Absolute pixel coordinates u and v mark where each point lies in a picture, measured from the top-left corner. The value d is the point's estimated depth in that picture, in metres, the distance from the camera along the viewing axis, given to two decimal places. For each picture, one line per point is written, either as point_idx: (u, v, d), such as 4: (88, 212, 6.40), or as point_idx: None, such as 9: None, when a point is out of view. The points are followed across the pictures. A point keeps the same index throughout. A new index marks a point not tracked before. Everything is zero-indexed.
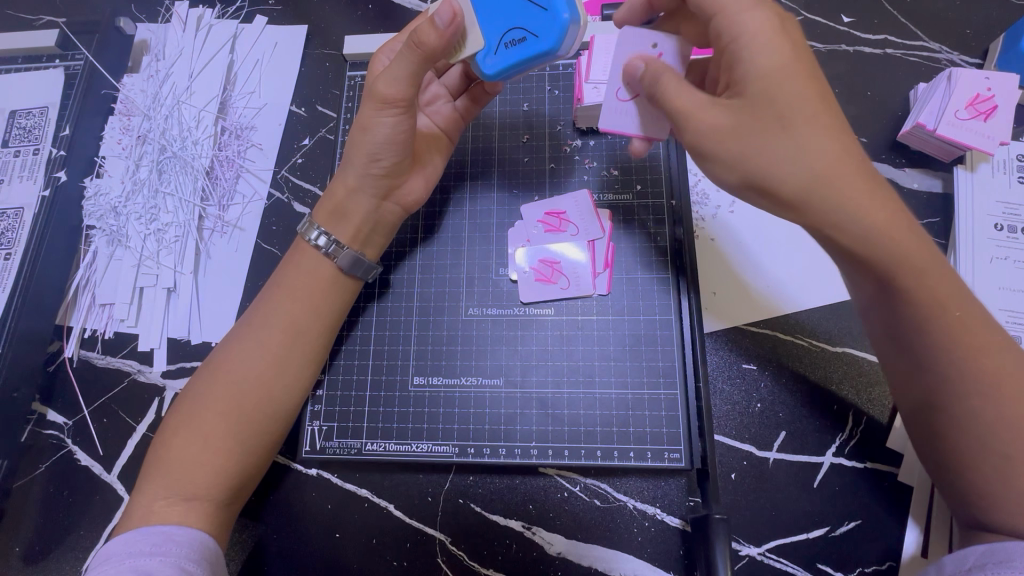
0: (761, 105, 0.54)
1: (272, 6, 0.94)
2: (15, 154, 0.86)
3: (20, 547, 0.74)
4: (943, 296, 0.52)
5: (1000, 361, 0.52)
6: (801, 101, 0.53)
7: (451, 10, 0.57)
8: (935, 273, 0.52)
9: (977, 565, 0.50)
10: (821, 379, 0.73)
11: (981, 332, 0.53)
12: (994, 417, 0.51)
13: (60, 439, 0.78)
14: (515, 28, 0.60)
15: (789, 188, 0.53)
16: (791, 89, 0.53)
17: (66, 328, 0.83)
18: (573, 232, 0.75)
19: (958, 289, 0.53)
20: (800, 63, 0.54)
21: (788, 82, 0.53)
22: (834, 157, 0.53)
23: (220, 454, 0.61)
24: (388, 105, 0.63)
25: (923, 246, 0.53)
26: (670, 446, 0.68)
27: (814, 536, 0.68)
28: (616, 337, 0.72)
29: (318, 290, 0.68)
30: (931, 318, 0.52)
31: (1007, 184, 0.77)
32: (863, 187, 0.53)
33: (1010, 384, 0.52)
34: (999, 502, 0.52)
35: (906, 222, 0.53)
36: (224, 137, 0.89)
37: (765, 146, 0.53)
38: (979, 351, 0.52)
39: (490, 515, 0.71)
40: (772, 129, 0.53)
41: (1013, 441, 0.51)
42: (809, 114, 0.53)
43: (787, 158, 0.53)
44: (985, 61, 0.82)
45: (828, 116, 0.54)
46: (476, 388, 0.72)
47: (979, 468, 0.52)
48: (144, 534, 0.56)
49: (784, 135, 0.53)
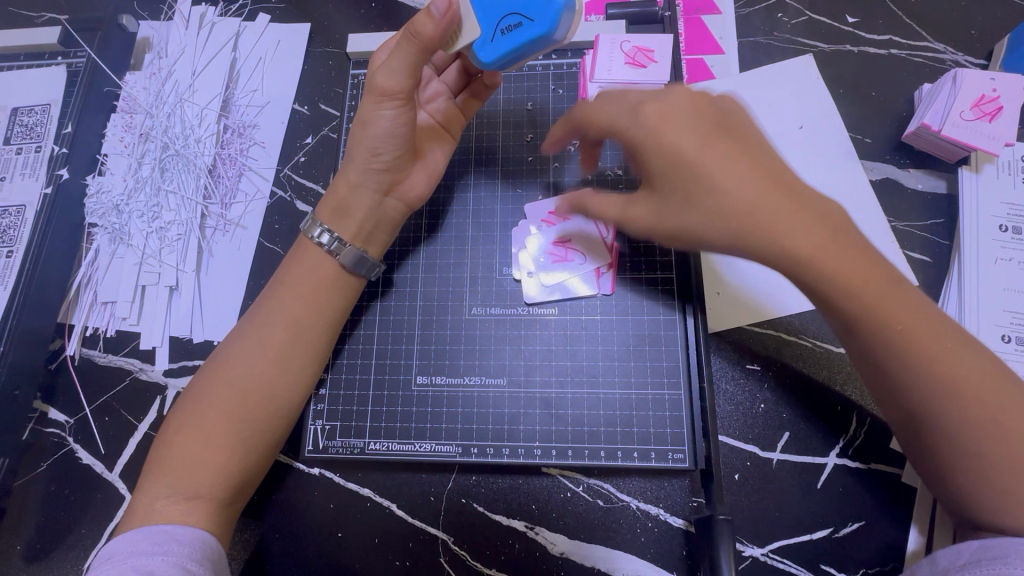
0: (670, 185, 0.54)
1: (275, 4, 0.94)
2: (17, 152, 0.86)
3: (22, 546, 0.74)
4: (893, 305, 0.51)
5: (963, 364, 0.51)
6: (699, 164, 0.53)
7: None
8: (877, 289, 0.51)
9: (972, 560, 0.50)
10: (826, 379, 0.73)
11: (938, 341, 0.51)
12: (966, 415, 0.50)
13: (62, 437, 0.78)
14: (511, 14, 0.59)
15: (722, 244, 0.53)
16: (688, 159, 0.53)
17: (69, 327, 0.82)
18: (581, 261, 0.74)
19: (903, 293, 0.52)
20: (682, 121, 0.54)
21: (683, 145, 0.53)
22: (746, 204, 0.52)
23: (221, 453, 0.61)
24: (388, 98, 0.62)
25: (860, 256, 0.51)
26: (674, 447, 0.68)
27: (819, 537, 0.68)
28: (620, 337, 0.72)
29: (321, 288, 0.67)
30: (891, 328, 0.51)
31: (1011, 185, 0.77)
32: (795, 217, 0.51)
33: (979, 382, 0.51)
34: (985, 500, 0.51)
35: (840, 245, 0.51)
36: (227, 135, 0.88)
37: (685, 213, 0.54)
38: (943, 359, 0.51)
39: (493, 515, 0.71)
40: (682, 199, 0.54)
41: (993, 438, 0.50)
42: (713, 170, 0.52)
43: (709, 217, 0.52)
44: (990, 62, 0.82)
45: (729, 168, 0.53)
46: (480, 387, 0.72)
47: (960, 465, 0.52)
48: (147, 532, 0.56)
49: (697, 205, 0.53)
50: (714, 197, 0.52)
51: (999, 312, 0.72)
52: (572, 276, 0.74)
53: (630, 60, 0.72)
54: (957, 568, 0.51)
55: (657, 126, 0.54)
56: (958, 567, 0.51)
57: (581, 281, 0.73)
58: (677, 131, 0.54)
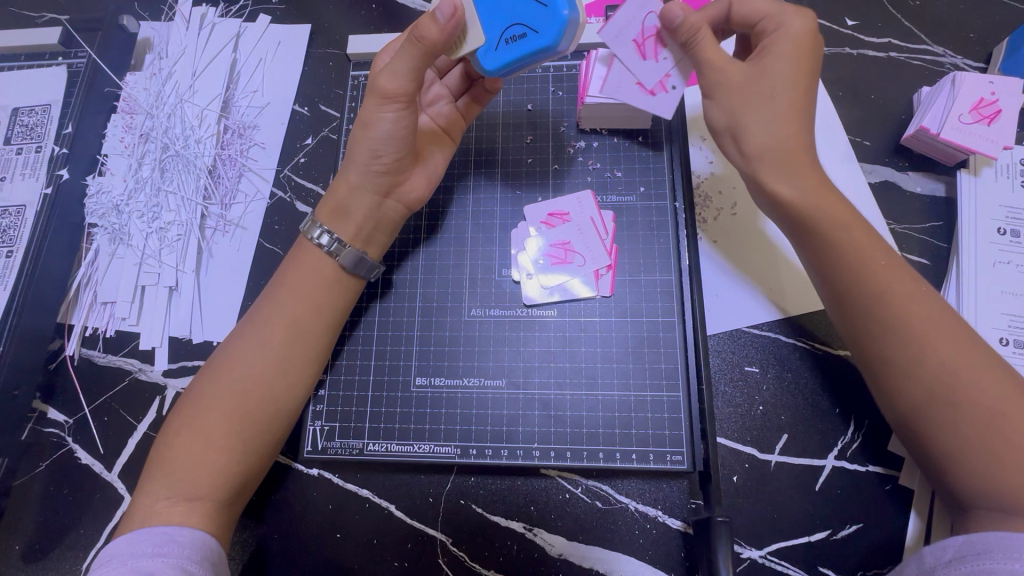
0: (761, 78, 0.60)
1: (275, 5, 0.94)
2: (18, 152, 0.86)
3: (20, 546, 0.74)
4: (880, 262, 0.58)
5: (923, 309, 0.56)
6: (788, 91, 0.59)
7: (451, 4, 0.57)
8: (860, 235, 0.59)
9: (956, 557, 0.51)
10: (824, 381, 0.73)
11: (907, 285, 0.57)
12: (933, 361, 0.54)
13: (61, 437, 0.78)
14: (515, 24, 0.59)
15: (750, 147, 0.60)
16: (785, 75, 0.59)
17: (68, 327, 0.83)
18: (580, 262, 0.74)
19: (894, 265, 0.58)
20: (811, 61, 0.60)
21: (793, 64, 0.59)
22: (796, 131, 0.59)
23: (223, 453, 0.61)
24: (390, 100, 0.63)
25: (856, 217, 0.60)
26: (673, 449, 0.68)
27: (816, 539, 0.68)
28: (619, 338, 0.72)
29: (320, 288, 0.68)
30: (871, 274, 0.58)
31: (1010, 188, 0.77)
32: (808, 166, 0.60)
33: (961, 348, 0.54)
34: (970, 465, 0.52)
35: (843, 200, 0.61)
36: (227, 136, 0.88)
37: (751, 105, 0.60)
38: (907, 301, 0.56)
39: (492, 516, 0.71)
40: (759, 100, 0.60)
41: (953, 388, 0.53)
42: (791, 104, 0.59)
43: (761, 123, 0.60)
44: (988, 65, 0.82)
45: (805, 118, 0.60)
46: (479, 388, 0.72)
47: (940, 421, 0.53)
48: (149, 533, 0.56)
49: (767, 105, 0.59)
50: (780, 113, 0.59)
51: (998, 315, 0.72)
52: (571, 278, 0.74)
53: (638, 38, 0.61)
54: (942, 565, 0.51)
55: (793, 41, 0.60)
56: (942, 563, 0.51)
57: (580, 283, 0.74)
58: (796, 60, 0.59)
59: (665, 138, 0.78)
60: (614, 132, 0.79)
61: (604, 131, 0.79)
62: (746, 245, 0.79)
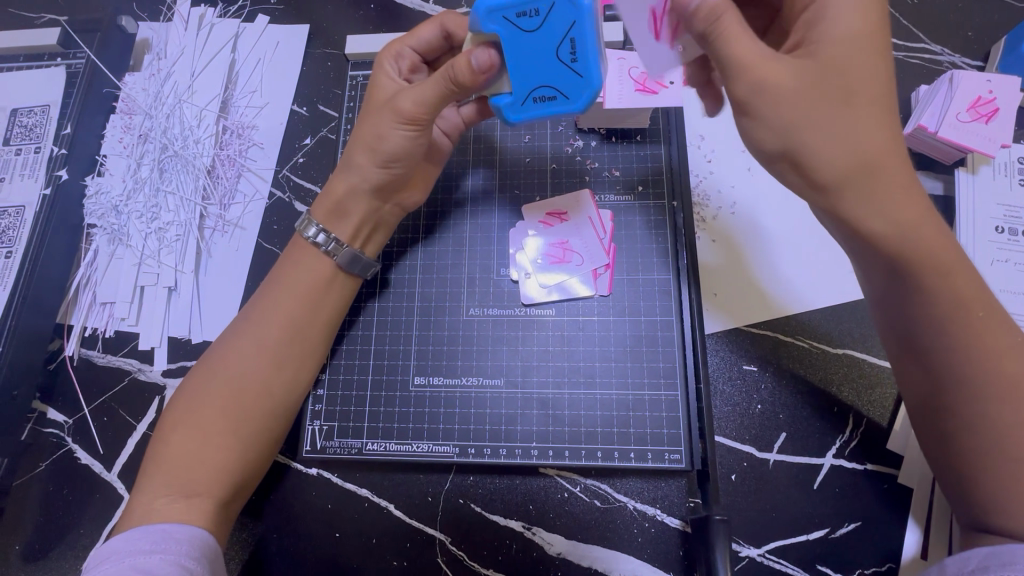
0: (833, 72, 0.51)
1: (274, 5, 0.94)
2: (16, 152, 0.86)
3: (20, 546, 0.74)
4: (951, 262, 0.53)
5: (977, 319, 0.53)
6: (862, 88, 0.51)
7: (489, 58, 0.55)
8: (934, 239, 0.52)
9: (979, 567, 0.50)
10: (821, 380, 0.73)
11: (972, 288, 0.53)
12: (981, 372, 0.52)
13: (61, 437, 0.78)
14: (544, 85, 0.57)
15: (821, 163, 0.52)
16: (860, 66, 0.52)
17: (67, 327, 0.83)
18: (577, 262, 0.74)
19: (970, 271, 0.53)
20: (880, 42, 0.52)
21: (862, 52, 0.51)
22: (874, 134, 0.51)
23: (220, 451, 0.61)
24: (407, 122, 0.63)
25: (931, 217, 0.53)
26: (671, 447, 0.68)
27: (815, 538, 0.68)
28: (617, 337, 0.72)
29: (315, 289, 0.68)
30: (940, 274, 0.52)
31: (1008, 187, 0.77)
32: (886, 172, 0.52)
33: (1004, 350, 0.53)
34: (992, 468, 0.52)
35: (916, 195, 0.53)
36: (226, 136, 0.88)
37: (812, 116, 0.51)
38: (968, 308, 0.53)
39: (490, 515, 0.71)
40: (830, 106, 0.51)
41: (999, 397, 0.52)
42: (865, 102, 0.51)
43: (832, 130, 0.51)
44: (986, 63, 0.82)
45: (885, 117, 0.52)
46: (477, 388, 0.72)
47: (975, 430, 0.53)
48: (146, 531, 0.56)
49: (841, 108, 0.51)
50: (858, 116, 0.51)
51: None
52: (570, 277, 0.74)
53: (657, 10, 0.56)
54: None
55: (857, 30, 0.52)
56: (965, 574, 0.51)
57: (579, 282, 0.74)
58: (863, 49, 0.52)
59: (664, 138, 0.78)
60: (612, 131, 0.79)
61: (600, 131, 0.79)
62: (747, 242, 0.79)
